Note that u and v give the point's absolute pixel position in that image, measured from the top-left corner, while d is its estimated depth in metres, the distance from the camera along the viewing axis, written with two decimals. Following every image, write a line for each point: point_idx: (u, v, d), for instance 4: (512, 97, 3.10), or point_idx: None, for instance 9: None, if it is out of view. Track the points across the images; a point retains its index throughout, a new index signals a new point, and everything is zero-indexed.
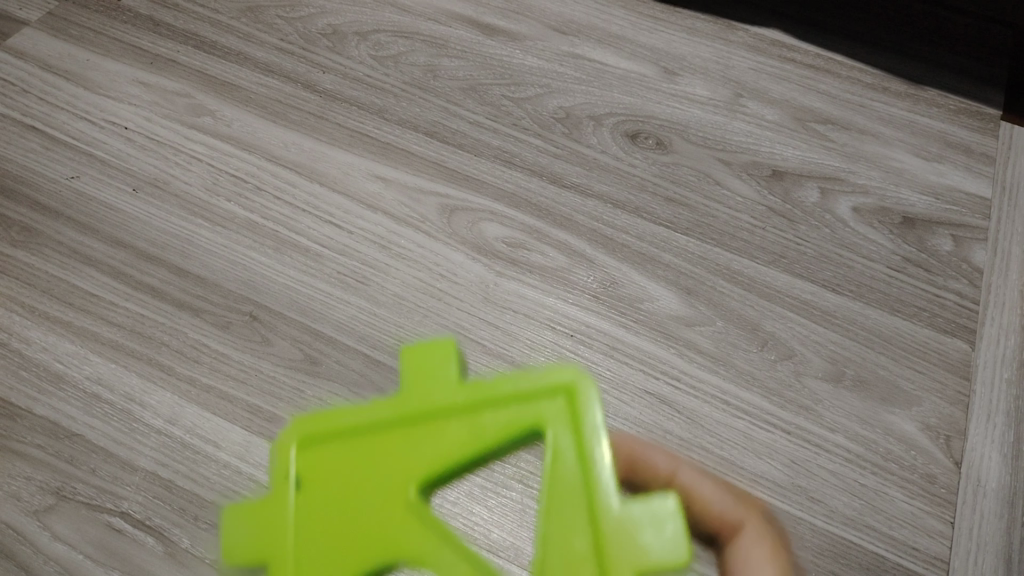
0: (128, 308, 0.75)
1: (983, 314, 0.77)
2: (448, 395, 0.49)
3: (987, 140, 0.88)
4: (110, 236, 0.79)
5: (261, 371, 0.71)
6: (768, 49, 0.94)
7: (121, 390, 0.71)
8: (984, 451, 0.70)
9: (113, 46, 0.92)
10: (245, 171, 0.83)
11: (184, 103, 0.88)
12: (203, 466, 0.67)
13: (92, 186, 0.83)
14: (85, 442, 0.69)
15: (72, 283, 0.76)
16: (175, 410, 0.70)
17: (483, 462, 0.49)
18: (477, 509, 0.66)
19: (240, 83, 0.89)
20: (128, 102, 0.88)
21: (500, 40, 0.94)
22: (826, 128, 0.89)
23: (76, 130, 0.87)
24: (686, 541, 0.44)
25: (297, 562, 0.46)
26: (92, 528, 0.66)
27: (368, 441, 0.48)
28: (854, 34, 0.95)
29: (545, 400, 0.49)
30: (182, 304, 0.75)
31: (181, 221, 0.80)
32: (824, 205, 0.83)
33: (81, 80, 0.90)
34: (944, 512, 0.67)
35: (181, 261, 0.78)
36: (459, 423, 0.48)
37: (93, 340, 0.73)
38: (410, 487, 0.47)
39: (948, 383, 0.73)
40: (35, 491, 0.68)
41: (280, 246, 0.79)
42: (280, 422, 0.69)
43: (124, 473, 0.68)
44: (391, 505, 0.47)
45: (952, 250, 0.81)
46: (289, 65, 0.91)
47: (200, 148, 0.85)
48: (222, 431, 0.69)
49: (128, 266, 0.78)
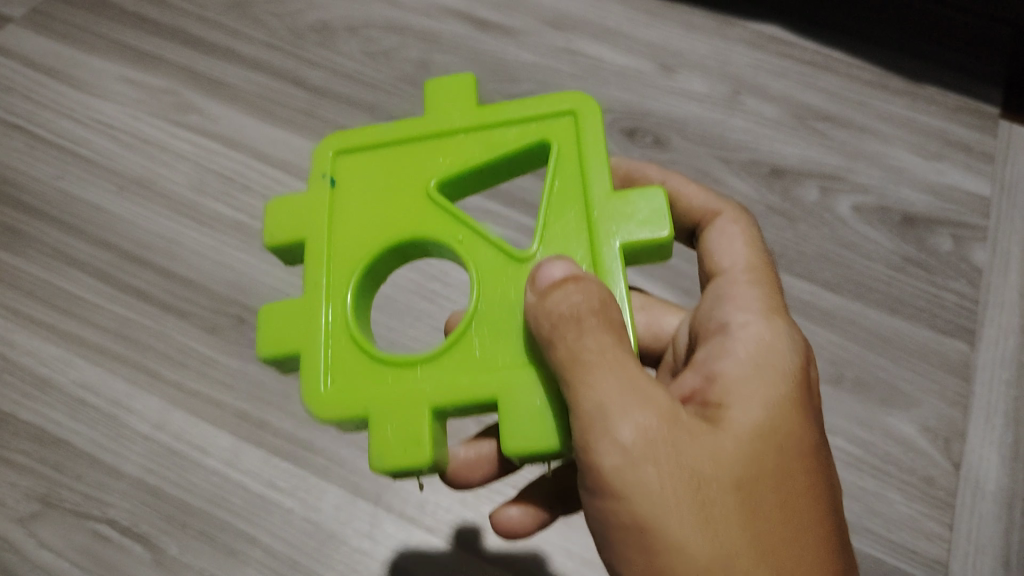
0: (113, 311, 0.73)
1: (983, 314, 0.76)
2: (453, 119, 0.46)
3: (987, 138, 0.87)
4: (96, 237, 0.78)
5: (249, 375, 0.70)
6: (767, 45, 0.93)
7: (106, 395, 0.69)
8: (983, 453, 0.69)
9: (97, 42, 0.90)
10: (233, 170, 0.81)
11: (170, 101, 0.86)
12: (191, 472, 0.66)
13: (77, 186, 0.81)
14: (70, 448, 0.67)
15: (56, 285, 0.75)
16: (163, 415, 0.68)
17: (499, 170, 0.46)
18: (471, 516, 0.64)
19: (227, 80, 0.87)
20: (113, 99, 0.86)
21: (494, 35, 0.92)
22: (825, 125, 0.87)
23: (60, 128, 0.85)
24: (672, 225, 0.41)
25: (318, 259, 0.44)
26: (78, 536, 0.65)
27: (382, 155, 0.46)
28: (855, 31, 0.94)
29: (553, 119, 0.45)
30: (169, 307, 0.73)
31: (168, 221, 0.79)
32: (823, 204, 0.82)
33: (64, 76, 0.88)
34: (943, 515, 0.66)
35: (166, 262, 0.76)
36: (469, 138, 0.45)
37: (78, 343, 0.72)
38: (429, 178, 0.44)
39: (948, 385, 0.72)
40: (21, 498, 0.66)
41: (268, 245, 0.76)
42: (269, 427, 0.67)
43: (110, 479, 0.67)
44: (378, 232, 0.44)
45: (952, 249, 0.80)
46: (277, 61, 0.88)
47: (187, 147, 0.83)
48: (210, 437, 0.67)
49: (114, 267, 0.76)
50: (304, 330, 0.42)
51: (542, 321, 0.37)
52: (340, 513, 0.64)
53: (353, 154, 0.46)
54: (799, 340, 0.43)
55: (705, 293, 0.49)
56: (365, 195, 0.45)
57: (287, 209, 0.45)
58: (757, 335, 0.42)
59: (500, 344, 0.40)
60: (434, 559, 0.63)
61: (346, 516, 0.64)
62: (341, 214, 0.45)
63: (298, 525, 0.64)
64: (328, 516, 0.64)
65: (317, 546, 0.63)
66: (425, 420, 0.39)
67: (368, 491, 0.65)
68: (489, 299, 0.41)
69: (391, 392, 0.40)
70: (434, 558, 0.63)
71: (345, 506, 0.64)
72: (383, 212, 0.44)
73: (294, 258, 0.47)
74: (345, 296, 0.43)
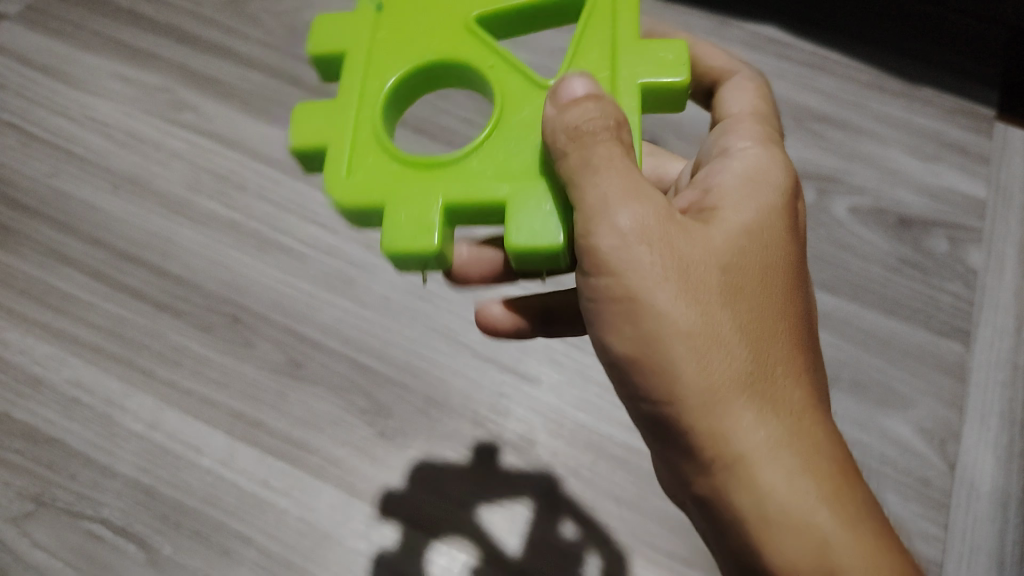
0: (107, 310, 0.73)
1: (977, 316, 0.76)
2: None
3: (982, 140, 0.87)
4: (89, 235, 0.77)
5: (244, 374, 0.69)
6: (764, 46, 0.93)
7: (100, 394, 0.69)
8: (978, 454, 0.69)
9: (92, 39, 0.90)
10: (227, 168, 0.81)
11: (165, 98, 0.86)
12: (185, 471, 0.66)
13: (71, 184, 0.80)
14: (64, 447, 0.67)
15: (50, 284, 0.74)
16: (156, 414, 0.68)
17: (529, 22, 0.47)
18: (467, 516, 0.64)
19: (222, 77, 0.86)
20: (108, 97, 0.86)
21: None
22: (821, 126, 0.88)
23: (54, 126, 0.84)
24: (688, 70, 0.41)
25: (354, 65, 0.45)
26: (70, 535, 0.64)
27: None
28: (853, 32, 0.94)
29: None
30: (164, 306, 0.73)
31: (163, 220, 0.78)
32: (819, 205, 0.82)
33: (59, 74, 0.87)
34: (937, 516, 0.66)
35: (161, 261, 0.76)
36: None
37: (72, 342, 0.71)
38: (468, 13, 0.46)
39: (943, 387, 0.72)
40: (14, 498, 0.66)
41: (263, 245, 0.76)
42: (264, 427, 0.67)
43: (104, 479, 0.66)
44: (416, 49, 0.45)
45: (947, 251, 0.80)
46: (272, 59, 0.88)
47: (182, 145, 0.83)
48: (205, 436, 0.67)
49: (108, 266, 0.75)
50: (330, 124, 0.44)
51: (554, 122, 0.38)
52: (336, 514, 0.64)
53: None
54: (790, 165, 0.45)
55: (709, 138, 0.51)
56: (405, 29, 0.46)
57: (333, 25, 0.46)
58: (756, 155, 0.44)
59: (525, 150, 0.41)
60: (430, 560, 0.62)
61: (342, 517, 0.64)
62: (381, 46, 0.46)
63: (293, 525, 0.64)
64: (324, 516, 0.64)
65: (313, 547, 0.63)
66: (438, 219, 0.39)
67: (364, 491, 0.65)
68: (512, 121, 0.42)
69: (408, 180, 0.41)
70: (429, 559, 0.62)
71: (341, 506, 0.64)
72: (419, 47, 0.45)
73: (333, 74, 0.48)
74: (377, 97, 0.44)
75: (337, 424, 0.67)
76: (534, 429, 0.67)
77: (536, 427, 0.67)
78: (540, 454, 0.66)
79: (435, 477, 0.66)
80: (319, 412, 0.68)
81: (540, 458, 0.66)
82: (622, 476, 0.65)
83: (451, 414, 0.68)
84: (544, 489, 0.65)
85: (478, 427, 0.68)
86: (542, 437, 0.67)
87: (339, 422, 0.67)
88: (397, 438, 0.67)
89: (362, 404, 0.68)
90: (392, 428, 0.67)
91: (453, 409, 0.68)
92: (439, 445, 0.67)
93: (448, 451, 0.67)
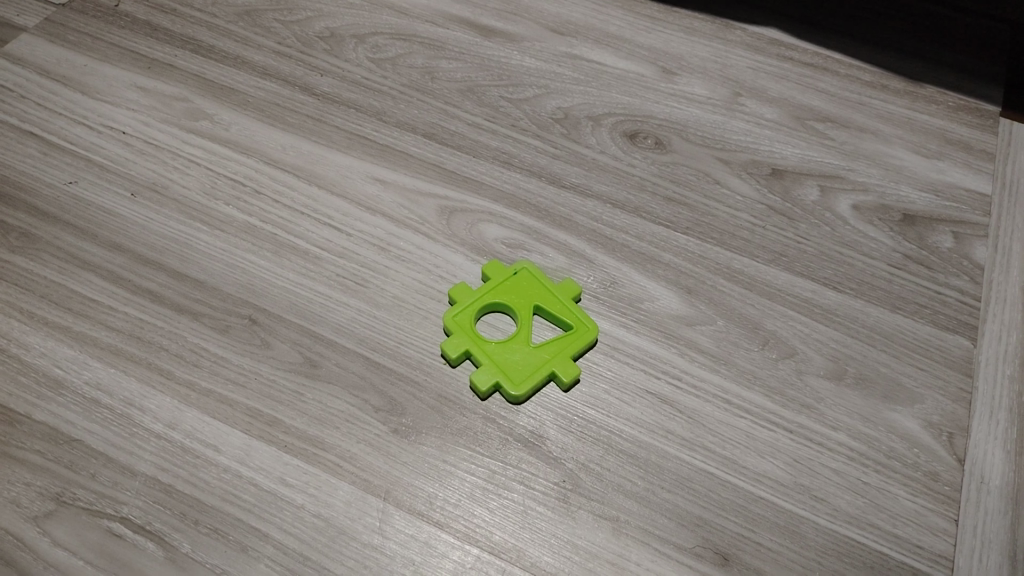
0: (128, 313, 0.74)
1: (985, 311, 0.76)
2: (560, 322, 0.74)
3: (986, 137, 0.88)
4: (110, 240, 0.79)
5: (261, 374, 0.71)
6: (767, 49, 0.95)
7: (119, 395, 0.70)
8: (988, 449, 0.69)
9: (111, 51, 0.93)
10: (244, 174, 0.84)
11: (182, 107, 0.88)
12: (203, 471, 0.66)
13: (92, 191, 0.82)
14: (85, 446, 0.67)
15: (72, 289, 0.76)
16: (174, 414, 0.69)
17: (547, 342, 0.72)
18: (479, 511, 0.65)
19: (238, 87, 0.90)
20: (128, 107, 0.88)
21: (497, 41, 0.96)
22: (824, 126, 0.89)
23: (75, 135, 0.86)
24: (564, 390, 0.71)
25: (471, 298, 0.74)
26: (91, 533, 0.63)
27: (534, 283, 0.76)
28: (853, 32, 0.97)
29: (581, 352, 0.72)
30: (182, 309, 0.75)
31: (180, 225, 0.80)
32: (824, 204, 0.83)
33: (80, 85, 0.90)
34: (949, 510, 0.66)
35: (180, 265, 0.77)
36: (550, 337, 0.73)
37: (92, 344, 0.72)
38: (538, 305, 0.74)
39: (951, 381, 0.72)
40: (35, 497, 0.65)
41: (279, 249, 0.79)
42: (281, 426, 0.68)
43: (124, 478, 0.66)
44: (505, 299, 0.75)
45: (952, 247, 0.81)
46: (288, 69, 0.92)
47: (199, 152, 0.85)
48: (222, 436, 0.68)
49: (128, 270, 0.77)
50: (456, 293, 0.75)
51: None
52: (350, 510, 0.65)
53: (535, 271, 0.76)
54: None
55: None
56: (520, 300, 0.75)
57: (495, 266, 0.76)
58: None
59: (525, 339, 0.72)
60: (444, 554, 0.63)
61: (356, 512, 0.64)
62: (503, 295, 0.75)
63: (307, 522, 0.64)
64: (338, 513, 0.64)
65: (329, 543, 0.63)
66: (461, 351, 0.71)
67: (377, 487, 0.66)
68: (520, 341, 0.72)
69: (467, 326, 0.73)
70: (443, 554, 0.63)
71: (356, 502, 0.65)
72: (518, 309, 0.74)
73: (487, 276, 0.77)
74: (472, 302, 0.74)
75: (352, 421, 0.69)
76: (544, 425, 0.69)
77: (545, 423, 0.69)
78: (551, 449, 0.68)
79: (448, 473, 0.66)
80: (333, 411, 0.69)
81: (550, 454, 0.67)
82: (631, 470, 0.67)
83: (463, 412, 0.69)
84: (553, 484, 0.66)
85: (490, 423, 0.69)
86: (552, 433, 0.69)
87: (354, 419, 0.69)
88: (410, 435, 0.68)
89: (375, 401, 0.70)
90: (405, 425, 0.69)
91: (465, 405, 0.70)
92: (452, 441, 0.68)
93: (461, 448, 0.68)
